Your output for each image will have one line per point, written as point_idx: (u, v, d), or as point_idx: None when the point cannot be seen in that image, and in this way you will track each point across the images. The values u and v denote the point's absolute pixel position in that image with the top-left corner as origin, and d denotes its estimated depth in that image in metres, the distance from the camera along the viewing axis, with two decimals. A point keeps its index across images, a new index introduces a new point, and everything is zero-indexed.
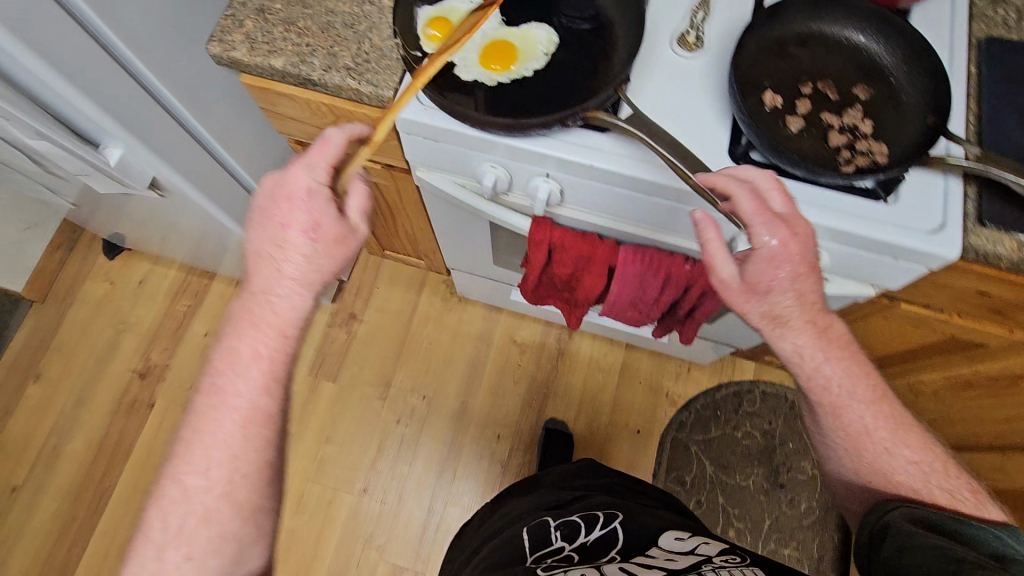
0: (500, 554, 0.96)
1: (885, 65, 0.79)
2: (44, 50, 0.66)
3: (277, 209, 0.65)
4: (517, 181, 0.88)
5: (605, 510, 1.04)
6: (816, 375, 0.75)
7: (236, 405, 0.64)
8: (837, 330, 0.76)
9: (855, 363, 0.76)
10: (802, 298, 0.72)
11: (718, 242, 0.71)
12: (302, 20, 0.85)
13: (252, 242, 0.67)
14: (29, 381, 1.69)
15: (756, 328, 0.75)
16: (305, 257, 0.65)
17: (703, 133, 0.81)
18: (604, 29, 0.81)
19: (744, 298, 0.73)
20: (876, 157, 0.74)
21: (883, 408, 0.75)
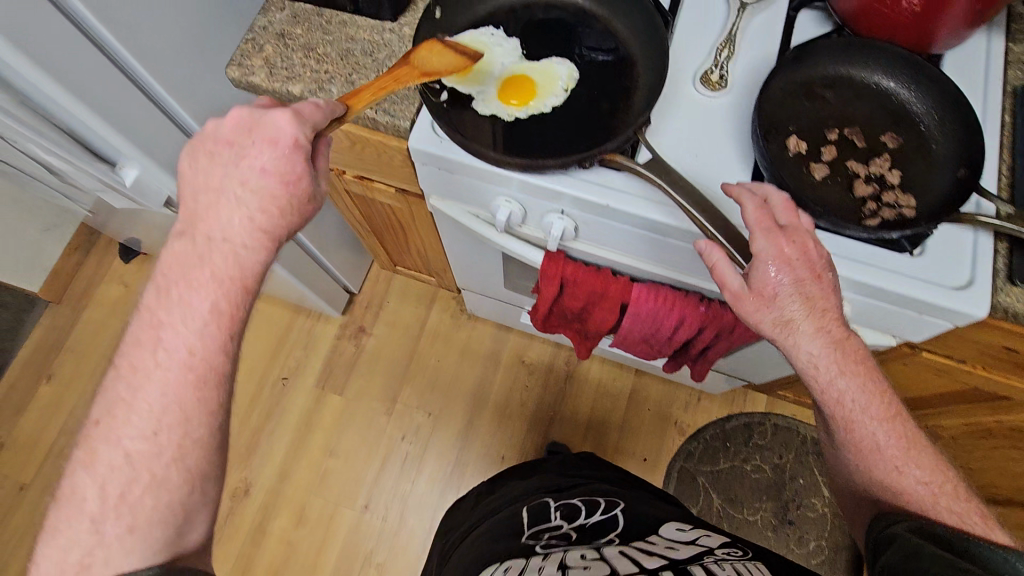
0: (500, 530, 1.01)
1: (915, 113, 0.77)
2: (60, 70, 0.66)
3: (252, 148, 0.63)
4: (532, 215, 0.87)
5: (605, 499, 1.07)
6: (829, 389, 0.70)
7: (186, 362, 0.60)
8: (852, 342, 0.70)
9: (868, 376, 0.70)
10: (810, 301, 0.68)
11: (727, 264, 0.70)
12: (322, 47, 0.85)
13: (214, 174, 0.64)
14: (42, 381, 1.71)
15: (767, 337, 0.71)
16: (275, 207, 0.64)
17: (724, 175, 0.80)
18: (623, 62, 0.80)
19: (755, 307, 0.69)
20: (903, 210, 0.72)
21: (897, 428, 0.70)
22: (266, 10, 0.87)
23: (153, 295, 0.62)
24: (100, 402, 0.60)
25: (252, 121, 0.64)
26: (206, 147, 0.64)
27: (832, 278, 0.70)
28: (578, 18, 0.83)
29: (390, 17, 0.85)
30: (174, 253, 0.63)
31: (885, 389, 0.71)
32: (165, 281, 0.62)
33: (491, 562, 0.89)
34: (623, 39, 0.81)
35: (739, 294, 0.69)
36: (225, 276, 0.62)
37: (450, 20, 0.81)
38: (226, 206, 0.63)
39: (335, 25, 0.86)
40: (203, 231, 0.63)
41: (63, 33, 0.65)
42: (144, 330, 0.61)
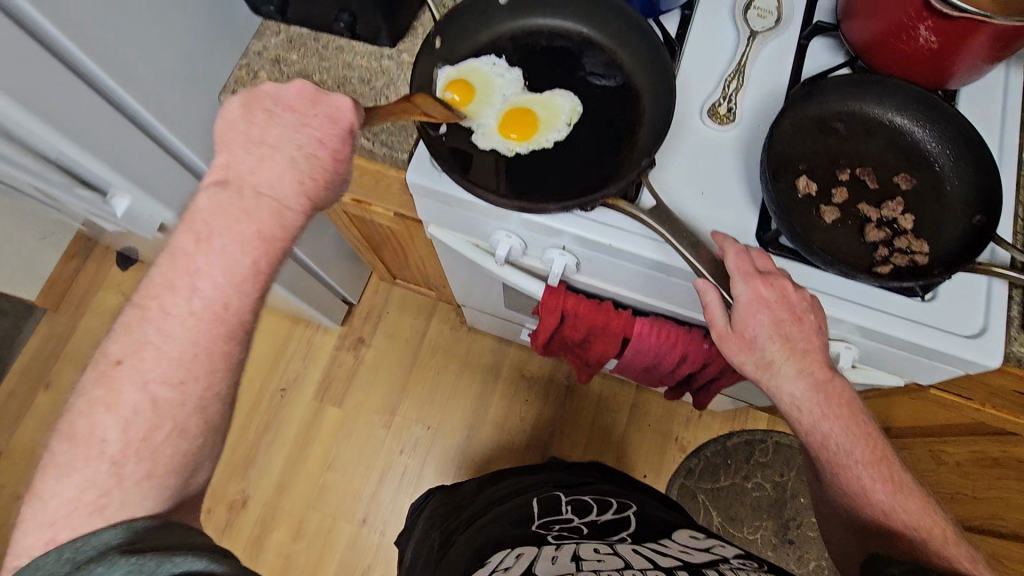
0: (511, 514, 1.04)
1: (931, 152, 0.74)
2: (44, 104, 0.63)
3: (312, 122, 0.61)
4: (532, 248, 0.85)
5: (616, 501, 1.10)
6: (813, 432, 0.68)
7: (217, 314, 0.59)
8: (836, 384, 0.67)
9: (853, 419, 0.67)
10: (790, 342, 0.65)
11: (720, 306, 0.66)
12: (317, 74, 0.83)
13: (270, 133, 0.61)
14: (40, 389, 1.70)
15: (749, 377, 0.68)
16: (320, 181, 0.62)
17: (732, 213, 0.77)
18: (626, 86, 0.78)
19: (736, 349, 0.67)
20: (916, 257, 0.70)
21: (882, 472, 0.66)
22: (261, 34, 0.85)
23: (186, 238, 0.59)
24: (124, 340, 0.58)
25: (317, 92, 0.62)
26: (263, 106, 0.61)
27: (815, 318, 0.66)
28: (580, 45, 0.81)
29: (387, 44, 0.83)
30: (214, 202, 0.59)
31: (871, 430, 0.68)
32: (205, 227, 0.58)
33: (503, 546, 0.92)
34: (629, 70, 0.79)
35: (725, 334, 0.66)
36: (267, 239, 0.60)
37: (451, 50, 0.78)
38: (276, 169, 0.60)
39: (331, 50, 0.83)
40: (251, 186, 0.59)
41: (43, 67, 0.62)
42: (178, 276, 0.58)
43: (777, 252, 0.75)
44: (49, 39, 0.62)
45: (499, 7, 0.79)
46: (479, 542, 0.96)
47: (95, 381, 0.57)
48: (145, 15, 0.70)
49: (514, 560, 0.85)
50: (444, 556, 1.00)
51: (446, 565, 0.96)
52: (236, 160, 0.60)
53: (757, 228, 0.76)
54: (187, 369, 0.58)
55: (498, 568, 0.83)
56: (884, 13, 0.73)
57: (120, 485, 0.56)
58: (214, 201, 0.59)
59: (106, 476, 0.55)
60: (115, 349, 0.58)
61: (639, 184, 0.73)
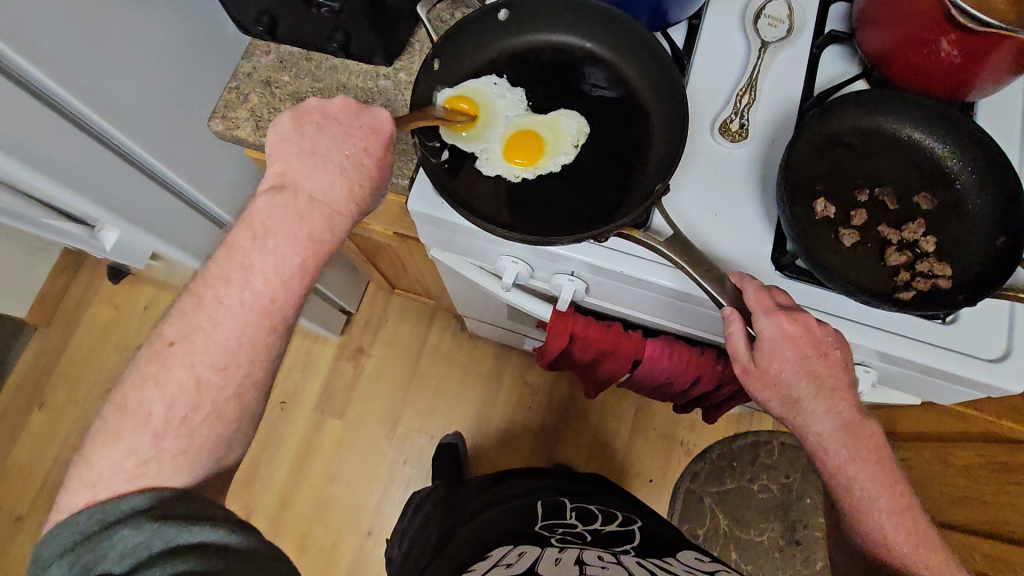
0: (513, 514, 1.02)
1: (952, 170, 0.71)
2: (23, 145, 0.62)
3: (357, 132, 0.63)
4: (540, 273, 0.82)
5: (622, 514, 1.07)
6: (839, 474, 0.67)
7: (265, 308, 0.61)
8: (867, 427, 0.66)
9: (880, 462, 0.66)
10: (817, 381, 0.64)
11: (743, 338, 0.63)
12: (312, 96, 0.79)
13: (320, 144, 0.62)
14: (34, 408, 1.67)
15: (776, 413, 0.68)
16: (368, 188, 0.64)
17: (746, 236, 0.74)
18: (629, 95, 0.75)
19: (758, 384, 0.66)
20: (938, 281, 0.67)
21: (904, 520, 0.66)
22: (250, 54, 0.80)
23: (242, 235, 0.61)
24: (179, 321, 0.60)
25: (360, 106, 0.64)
26: (310, 118, 0.63)
27: (843, 354, 0.64)
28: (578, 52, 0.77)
29: (383, 62, 0.79)
30: (269, 205, 0.61)
31: (897, 474, 0.67)
32: (260, 226, 0.61)
33: (506, 542, 0.93)
34: (635, 87, 0.76)
35: (746, 366, 0.65)
36: (316, 241, 0.62)
37: (449, 67, 0.75)
38: (326, 176, 0.62)
39: (325, 70, 0.80)
40: (304, 191, 0.62)
41: (23, 107, 0.61)
42: (230, 267, 0.61)
43: (793, 275, 0.73)
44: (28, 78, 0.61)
45: (499, 24, 0.75)
46: (477, 540, 0.96)
47: (147, 358, 0.61)
48: (132, 51, 0.70)
49: (517, 556, 0.86)
50: (445, 544, 1.00)
51: (443, 559, 0.95)
52: (289, 167, 0.62)
53: (772, 251, 0.74)
54: (225, 357, 0.61)
55: (500, 563, 0.84)
56: (902, 23, 0.70)
57: (159, 457, 0.59)
58: (268, 203, 0.61)
59: (149, 446, 0.59)
60: (168, 330, 0.61)
61: (646, 217, 0.70)
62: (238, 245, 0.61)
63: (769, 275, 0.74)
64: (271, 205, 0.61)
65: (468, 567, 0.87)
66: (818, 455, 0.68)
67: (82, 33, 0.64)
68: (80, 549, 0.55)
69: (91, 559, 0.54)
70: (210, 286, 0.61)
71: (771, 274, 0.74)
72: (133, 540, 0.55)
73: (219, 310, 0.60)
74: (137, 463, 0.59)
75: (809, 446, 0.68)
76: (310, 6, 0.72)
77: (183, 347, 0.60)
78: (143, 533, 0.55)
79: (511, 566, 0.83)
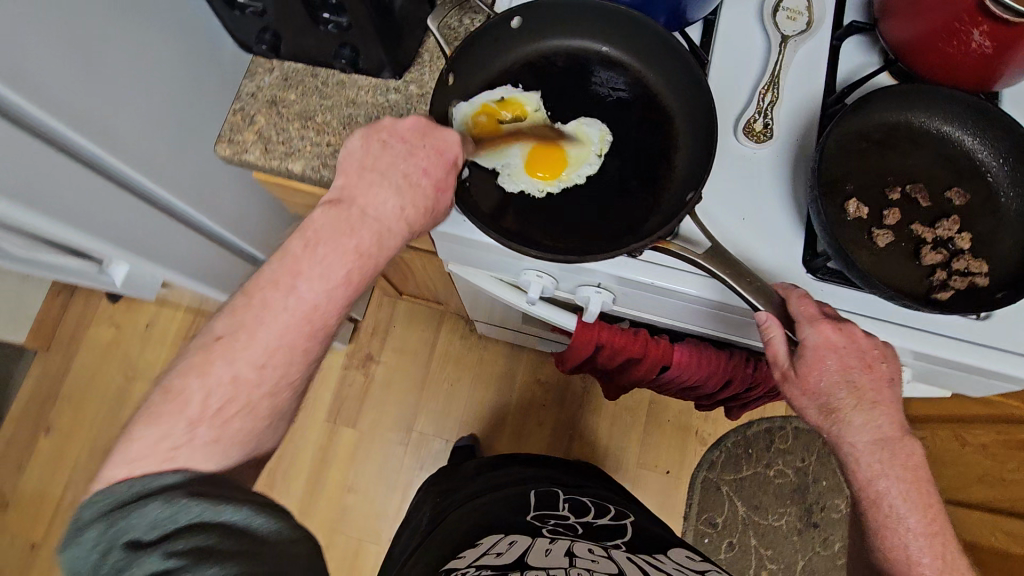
0: (504, 505, 0.98)
1: (983, 163, 0.70)
2: (29, 189, 0.59)
3: (421, 153, 0.62)
4: (564, 285, 0.80)
5: (616, 507, 1.01)
6: (869, 488, 0.64)
7: (307, 316, 0.60)
8: (906, 445, 0.63)
9: (915, 484, 0.63)
10: (859, 390, 0.62)
11: (783, 341, 0.62)
12: (320, 114, 0.76)
13: (382, 162, 0.61)
14: (40, 434, 1.63)
15: (811, 422, 0.66)
16: (422, 212, 0.62)
17: (777, 239, 0.72)
18: (646, 94, 0.74)
19: (798, 394, 0.64)
20: (975, 278, 0.66)
21: (934, 546, 0.62)
22: (253, 73, 0.77)
23: (297, 243, 0.60)
24: (230, 317, 0.59)
25: (429, 126, 0.64)
26: (379, 135, 0.62)
27: (889, 367, 0.63)
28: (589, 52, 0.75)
29: (392, 76, 0.76)
30: (326, 217, 0.60)
31: (933, 500, 0.64)
32: (314, 236, 0.59)
33: (495, 531, 0.91)
34: (656, 92, 0.74)
35: (786, 373, 0.64)
36: (364, 255, 0.60)
37: (464, 82, 0.72)
38: (382, 192, 0.61)
39: (331, 87, 0.76)
40: (360, 205, 0.61)
41: (30, 154, 0.58)
42: (283, 273, 0.59)
43: (825, 277, 0.70)
44: (34, 122, 0.58)
45: (512, 31, 0.73)
46: (465, 530, 0.92)
47: (195, 350, 0.59)
48: (135, 82, 0.67)
49: (507, 546, 0.85)
50: (434, 529, 0.98)
51: (429, 542, 0.93)
52: (352, 181, 0.61)
53: (804, 253, 0.72)
54: (262, 364, 0.59)
55: (488, 553, 0.83)
56: (926, 15, 0.67)
57: (192, 443, 0.57)
58: (325, 216, 0.60)
59: (183, 433, 0.56)
60: (218, 326, 0.60)
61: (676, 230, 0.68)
62: (262, 283, 0.58)
63: (801, 278, 0.71)
64: (327, 217, 0.60)
65: (455, 557, 0.86)
66: (848, 467, 0.65)
67: (84, 68, 0.60)
68: (113, 516, 0.53)
69: (118, 529, 0.52)
70: (239, 328, 0.59)
71: (803, 276, 0.72)
72: (162, 512, 0.52)
73: (249, 351, 0.58)
74: (171, 446, 0.56)
75: (840, 456, 0.65)
76: (315, 22, 0.70)
77: (230, 342, 0.58)
78: (172, 508, 0.52)
79: (499, 557, 0.83)
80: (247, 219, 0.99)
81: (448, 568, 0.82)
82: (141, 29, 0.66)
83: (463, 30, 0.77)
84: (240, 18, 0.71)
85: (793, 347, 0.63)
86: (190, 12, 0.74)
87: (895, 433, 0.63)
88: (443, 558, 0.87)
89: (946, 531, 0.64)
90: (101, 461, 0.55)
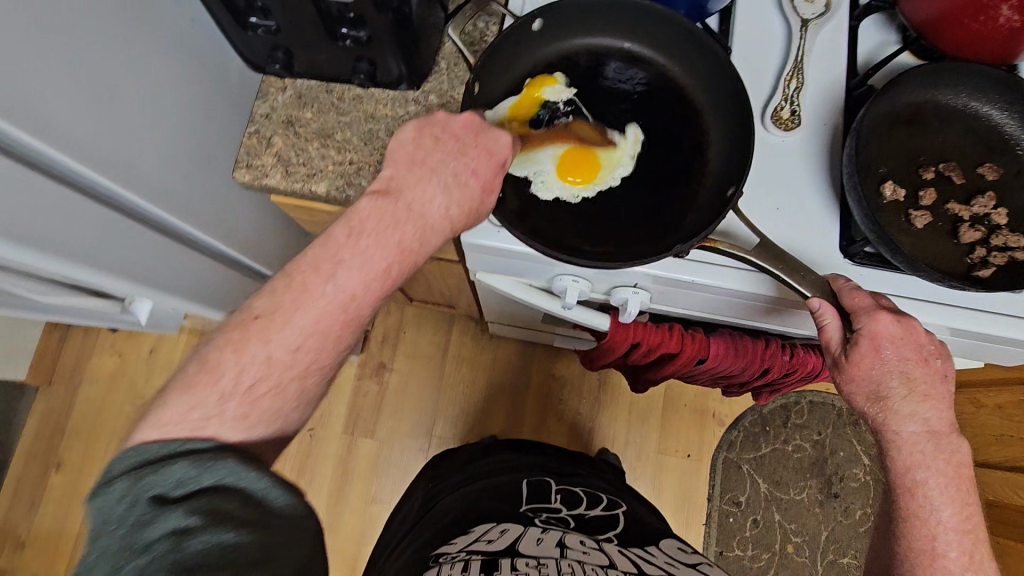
0: (496, 494, 0.96)
1: (1012, 136, 0.70)
2: (56, 237, 0.58)
3: (472, 152, 0.60)
4: (598, 287, 0.79)
5: (608, 499, 0.99)
6: (907, 480, 0.64)
7: (343, 305, 0.57)
8: (952, 441, 0.63)
9: (956, 479, 0.62)
10: (911, 382, 0.62)
11: (838, 329, 0.62)
12: (340, 132, 0.75)
13: (434, 159, 0.59)
14: (49, 469, 1.57)
15: (857, 408, 0.65)
16: (467, 212, 0.60)
17: (812, 226, 0.71)
18: (659, 81, 0.73)
19: (843, 381, 0.64)
20: (1014, 253, 0.67)
21: (964, 542, 0.62)
22: (265, 93, 0.77)
23: (341, 232, 0.57)
24: (269, 297, 0.57)
25: (483, 125, 0.61)
26: (433, 131, 0.60)
27: (944, 364, 0.63)
28: (601, 47, 0.73)
29: (409, 87, 0.75)
30: (372, 209, 0.58)
31: (970, 497, 0.64)
32: (358, 226, 0.57)
33: (484, 518, 0.88)
34: (680, 86, 0.72)
35: (836, 359, 0.64)
36: (406, 250, 0.58)
37: (488, 89, 0.71)
38: (428, 190, 0.58)
39: (348, 101, 0.76)
40: (406, 200, 0.58)
41: (56, 202, 0.56)
42: (324, 260, 0.57)
43: (863, 261, 0.70)
44: (58, 167, 0.56)
45: (533, 34, 0.71)
46: (453, 519, 0.89)
47: (232, 325, 0.57)
48: (143, 111, 0.64)
49: (498, 533, 0.82)
50: (424, 517, 0.96)
51: (422, 529, 0.90)
52: (400, 174, 0.59)
53: (840, 240, 0.71)
54: (311, 350, 0.57)
55: (480, 539, 0.80)
56: None
57: (221, 416, 0.54)
58: (374, 208, 0.58)
59: (214, 406, 0.54)
60: (256, 303, 0.57)
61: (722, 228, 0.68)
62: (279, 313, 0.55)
63: (839, 265, 0.71)
64: (374, 208, 0.58)
65: (445, 542, 0.82)
66: (887, 455, 0.64)
67: (102, 109, 0.58)
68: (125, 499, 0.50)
69: (144, 484, 0.50)
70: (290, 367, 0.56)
71: (841, 262, 0.71)
72: (189, 470, 0.51)
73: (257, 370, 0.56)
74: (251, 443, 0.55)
75: (882, 444, 0.65)
76: (333, 39, 0.68)
77: (268, 324, 0.56)
78: (200, 467, 0.51)
79: (491, 543, 0.79)
80: (258, 241, 0.96)
81: (438, 553, 0.78)
82: (152, 61, 0.64)
83: (479, 34, 0.77)
84: (253, 38, 0.71)
85: (847, 337, 0.62)
86: (199, 37, 0.71)
87: (949, 425, 0.63)
88: (433, 542, 0.83)
89: (979, 531, 0.63)
90: (157, 433, 0.53)
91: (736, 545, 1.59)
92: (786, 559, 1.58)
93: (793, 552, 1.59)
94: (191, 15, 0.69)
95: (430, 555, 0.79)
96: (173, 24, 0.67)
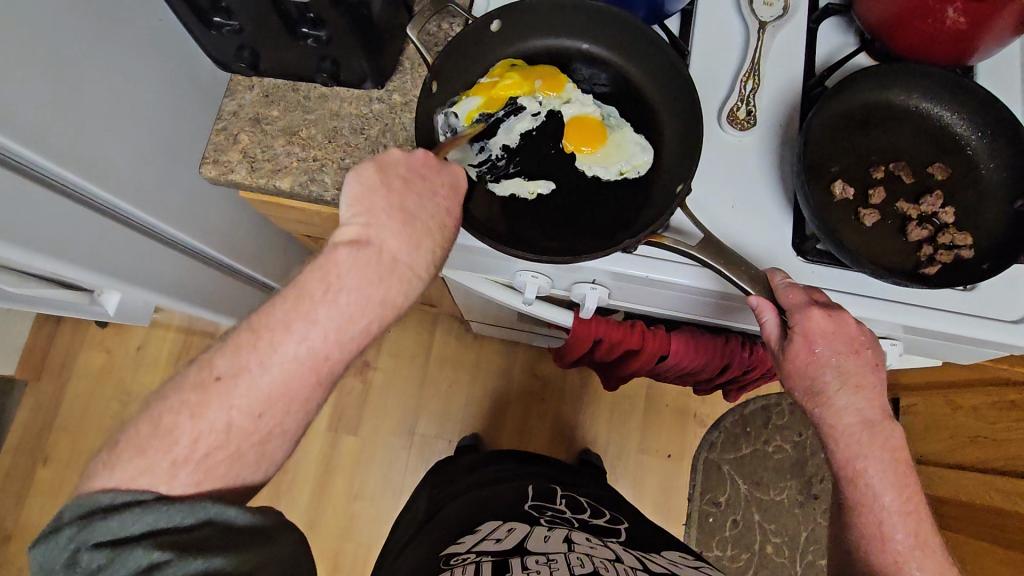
0: (496, 500, 0.94)
1: (961, 137, 0.72)
2: (20, 225, 0.58)
3: (440, 190, 0.61)
4: (558, 284, 0.80)
5: (610, 513, 0.96)
6: (848, 467, 0.64)
7: (318, 365, 0.57)
8: (887, 428, 0.63)
9: (894, 464, 0.63)
10: (844, 374, 0.63)
11: (776, 325, 0.63)
12: (304, 129, 0.78)
13: (406, 202, 0.59)
14: (36, 464, 1.56)
15: (795, 399, 0.67)
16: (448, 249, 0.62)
17: (767, 225, 0.73)
18: (620, 84, 0.75)
19: (785, 375, 0.66)
20: (961, 252, 0.68)
21: (909, 523, 0.63)
22: (234, 91, 0.79)
23: (312, 285, 0.57)
24: (231, 356, 0.56)
25: (439, 160, 0.62)
26: (395, 172, 0.60)
27: (874, 351, 0.65)
28: (563, 50, 0.76)
29: (374, 85, 0.77)
30: (349, 260, 0.57)
31: (910, 480, 0.64)
32: (338, 280, 0.57)
33: (491, 518, 0.88)
34: (639, 86, 0.75)
35: (776, 354, 0.65)
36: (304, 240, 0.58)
37: (446, 87, 0.73)
38: (415, 238, 0.59)
39: (314, 100, 0.78)
40: (389, 250, 0.58)
41: (19, 196, 0.58)
42: None
43: (815, 259, 0.71)
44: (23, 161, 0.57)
45: (493, 35, 0.74)
46: (453, 526, 0.88)
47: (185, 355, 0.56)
48: (111, 111, 0.65)
49: (506, 532, 0.82)
50: (431, 519, 0.94)
51: (429, 529, 0.90)
52: (378, 225, 0.59)
53: (793, 237, 0.72)
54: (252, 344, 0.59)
55: (488, 539, 0.80)
56: None
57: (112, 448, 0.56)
58: (347, 257, 0.57)
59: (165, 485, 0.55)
60: (218, 363, 0.56)
61: (670, 223, 0.70)
62: None
63: (792, 262, 0.72)
64: (355, 261, 0.57)
65: (453, 542, 0.82)
66: (828, 448, 0.66)
67: (71, 109, 0.60)
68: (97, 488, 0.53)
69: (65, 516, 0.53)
70: (246, 366, 0.56)
71: (793, 260, 0.72)
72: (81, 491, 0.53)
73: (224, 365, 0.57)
74: (171, 451, 0.54)
75: (822, 436, 0.66)
76: (295, 37, 0.71)
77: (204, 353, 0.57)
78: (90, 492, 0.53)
79: (498, 543, 0.78)
80: (231, 236, 0.98)
81: (449, 553, 0.78)
82: (119, 61, 0.65)
83: (442, 34, 0.79)
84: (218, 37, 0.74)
85: (785, 333, 0.64)
86: (167, 37, 0.73)
87: (885, 411, 0.64)
88: (440, 544, 0.83)
89: (921, 510, 0.64)
90: None
91: (715, 545, 1.59)
92: (767, 560, 1.58)
93: (773, 553, 1.59)
94: (158, 15, 0.71)
95: (439, 556, 0.79)
96: (138, 24, 0.68)
